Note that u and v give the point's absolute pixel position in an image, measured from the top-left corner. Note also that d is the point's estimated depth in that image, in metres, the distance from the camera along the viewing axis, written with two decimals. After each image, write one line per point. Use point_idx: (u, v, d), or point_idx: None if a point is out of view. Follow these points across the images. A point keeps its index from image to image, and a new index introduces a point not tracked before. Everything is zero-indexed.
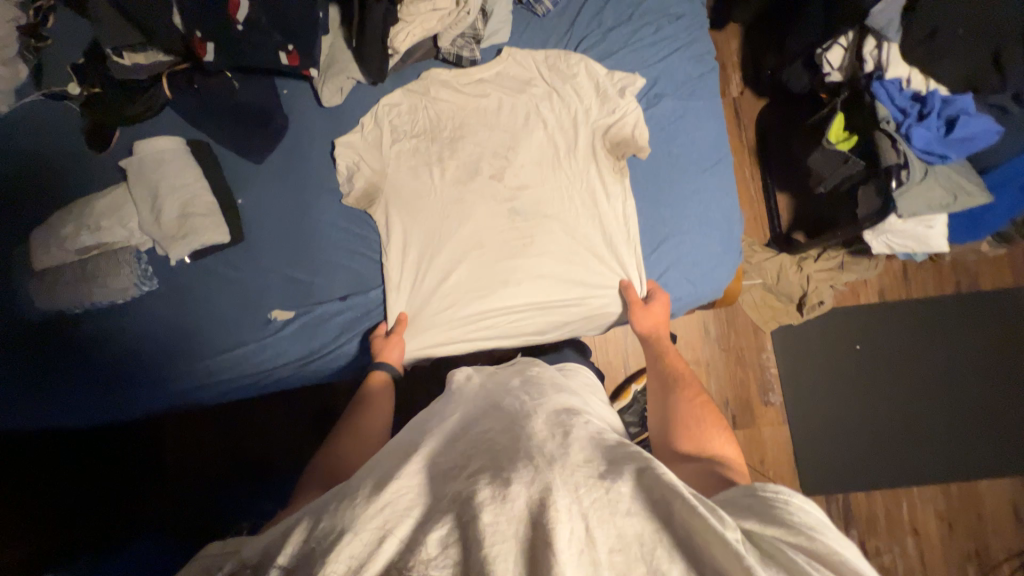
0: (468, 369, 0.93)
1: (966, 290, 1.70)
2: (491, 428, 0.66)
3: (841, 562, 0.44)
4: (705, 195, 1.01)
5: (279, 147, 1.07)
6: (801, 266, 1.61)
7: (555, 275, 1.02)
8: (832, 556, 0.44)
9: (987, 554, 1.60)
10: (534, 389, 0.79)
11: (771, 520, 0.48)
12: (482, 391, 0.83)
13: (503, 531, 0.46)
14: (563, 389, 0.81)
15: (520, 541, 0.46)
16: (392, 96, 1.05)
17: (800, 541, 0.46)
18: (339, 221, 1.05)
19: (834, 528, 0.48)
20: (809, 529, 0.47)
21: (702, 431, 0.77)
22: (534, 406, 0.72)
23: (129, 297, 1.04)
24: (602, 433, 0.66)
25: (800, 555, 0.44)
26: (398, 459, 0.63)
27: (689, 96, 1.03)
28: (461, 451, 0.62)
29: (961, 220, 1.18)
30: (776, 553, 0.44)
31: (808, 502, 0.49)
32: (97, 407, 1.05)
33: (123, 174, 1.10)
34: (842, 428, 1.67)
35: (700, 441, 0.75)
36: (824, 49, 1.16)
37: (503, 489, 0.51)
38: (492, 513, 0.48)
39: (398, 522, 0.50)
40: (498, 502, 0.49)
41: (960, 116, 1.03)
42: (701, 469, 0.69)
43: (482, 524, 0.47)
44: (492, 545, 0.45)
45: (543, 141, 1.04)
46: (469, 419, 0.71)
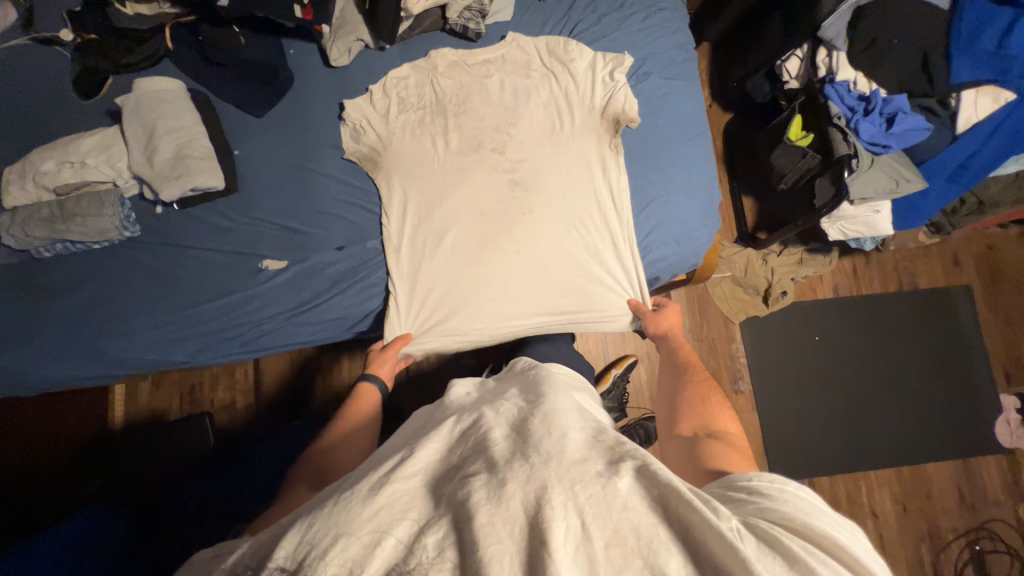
0: (468, 384, 0.89)
1: (906, 287, 1.88)
2: (489, 425, 0.64)
3: (830, 542, 0.47)
4: (687, 162, 1.10)
5: (282, 102, 1.09)
6: (766, 260, 1.74)
7: (554, 251, 1.07)
8: (824, 540, 0.47)
9: (938, 534, 1.69)
10: (530, 393, 0.76)
11: (765, 508, 0.50)
12: (474, 401, 0.79)
13: (499, 532, 0.46)
14: (556, 388, 0.78)
15: (517, 541, 0.46)
16: (400, 70, 1.10)
17: (792, 525, 0.48)
18: (338, 174, 1.07)
19: (826, 512, 0.51)
20: (802, 515, 0.49)
21: (707, 410, 0.82)
22: (539, 403, 0.69)
23: (108, 239, 0.99)
24: (600, 430, 0.64)
25: (795, 542, 0.46)
26: (397, 455, 0.62)
27: (673, 76, 1.14)
28: (457, 453, 0.60)
29: (904, 207, 1.32)
30: (771, 539, 0.46)
31: (800, 491, 0.52)
32: (70, 354, 0.99)
33: (109, 120, 1.07)
34: (805, 414, 1.76)
35: (704, 419, 0.80)
36: (783, 60, 1.34)
37: (499, 488, 0.50)
38: (487, 512, 0.47)
39: (393, 523, 0.50)
40: (494, 501, 0.48)
41: (898, 113, 1.19)
42: (699, 442, 0.73)
43: (477, 524, 0.46)
44: (487, 546, 0.44)
45: (542, 110, 1.11)
46: (461, 424, 0.67)
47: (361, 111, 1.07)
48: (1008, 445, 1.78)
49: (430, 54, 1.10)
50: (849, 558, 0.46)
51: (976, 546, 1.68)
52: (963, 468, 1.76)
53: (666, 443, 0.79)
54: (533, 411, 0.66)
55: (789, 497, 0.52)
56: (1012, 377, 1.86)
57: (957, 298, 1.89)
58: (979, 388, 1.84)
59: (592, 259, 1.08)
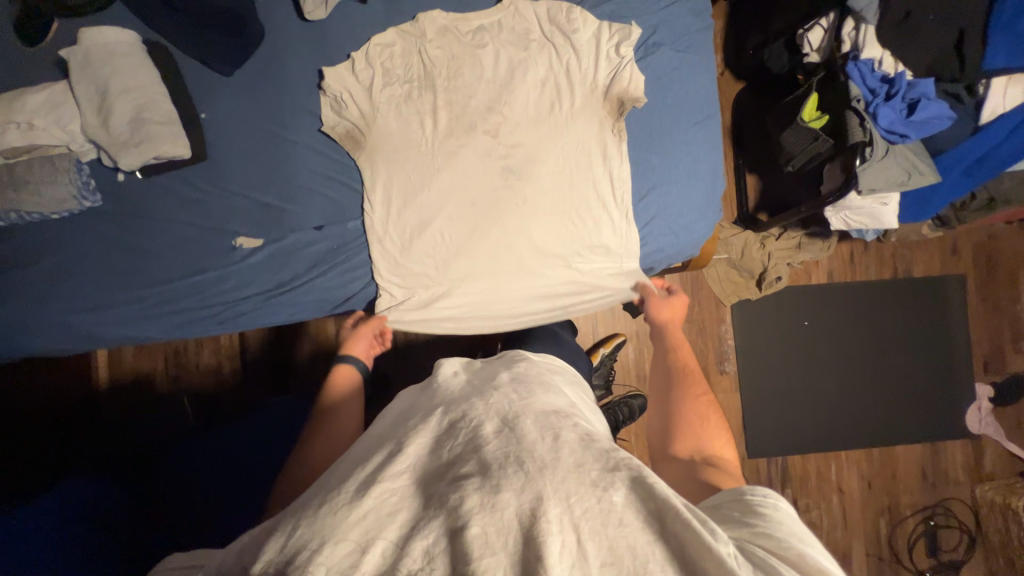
0: (455, 362, 0.83)
1: (901, 275, 1.87)
2: (480, 418, 0.60)
3: (821, 570, 0.46)
4: (693, 148, 1.03)
5: (252, 60, 0.98)
6: (764, 244, 1.68)
7: (548, 244, 1.01)
8: (817, 568, 0.47)
9: (897, 510, 1.79)
10: (522, 386, 0.69)
11: (760, 527, 0.51)
12: (460, 388, 0.73)
13: (492, 544, 0.45)
14: (552, 388, 0.72)
15: (510, 553, 0.45)
16: (385, 35, 0.98)
17: (786, 552, 0.48)
18: (316, 146, 0.98)
19: (815, 545, 0.51)
20: (797, 541, 0.50)
21: (703, 429, 0.77)
22: (525, 398, 0.64)
23: (66, 210, 0.92)
24: (592, 429, 0.61)
25: (788, 569, 0.46)
26: (381, 451, 0.58)
27: (685, 50, 1.04)
28: (446, 448, 0.57)
29: (912, 200, 1.28)
30: (764, 564, 0.46)
31: (792, 512, 0.54)
32: (35, 330, 0.95)
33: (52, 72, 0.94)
34: (787, 397, 1.80)
35: (699, 441, 0.75)
36: (806, 29, 1.23)
37: (493, 495, 0.48)
38: (480, 522, 0.46)
39: (382, 527, 0.48)
40: (488, 510, 0.47)
41: (920, 100, 1.12)
42: (696, 470, 0.68)
43: (470, 534, 0.45)
44: (480, 560, 0.44)
45: (540, 82, 1.01)
46: (449, 409, 0.63)
47: (342, 82, 0.96)
48: (976, 432, 1.85)
49: (418, 18, 0.98)
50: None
51: (930, 522, 1.78)
52: (930, 450, 1.83)
53: (660, 464, 0.74)
54: (526, 408, 0.62)
55: (781, 517, 0.53)
56: (991, 367, 1.89)
57: (949, 288, 1.89)
58: (957, 378, 1.88)
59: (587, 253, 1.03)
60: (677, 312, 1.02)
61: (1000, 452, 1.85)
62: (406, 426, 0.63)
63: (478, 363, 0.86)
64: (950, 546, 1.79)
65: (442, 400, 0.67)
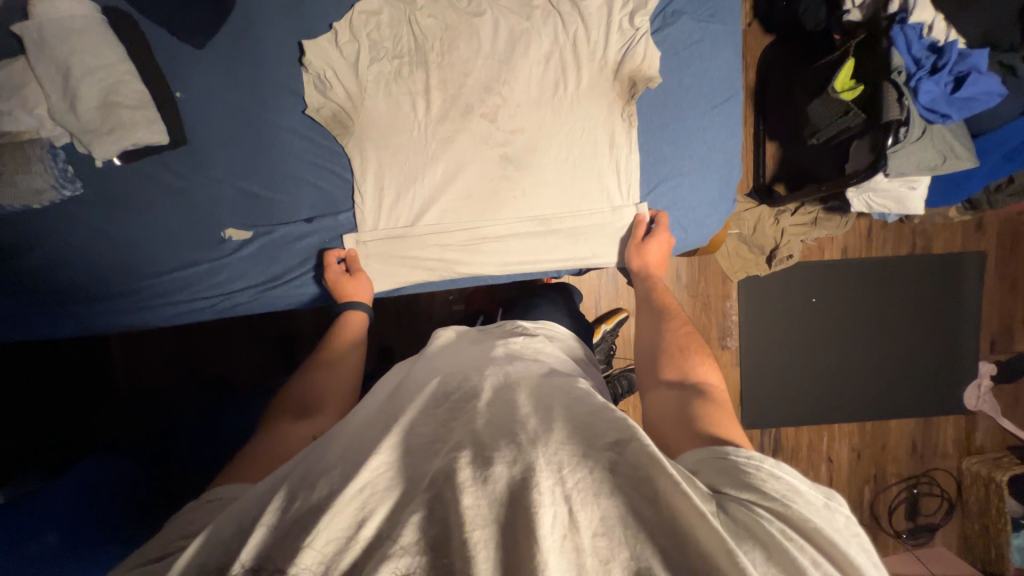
0: (452, 329, 0.91)
1: (918, 251, 1.80)
2: (475, 388, 0.62)
3: (809, 527, 0.44)
4: (710, 135, 0.99)
5: (226, 31, 0.88)
6: (777, 219, 1.58)
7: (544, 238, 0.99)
8: (806, 524, 0.44)
9: (882, 478, 1.85)
10: (516, 360, 0.73)
11: (745, 486, 0.48)
12: (457, 358, 0.75)
13: (484, 514, 0.43)
14: (545, 357, 0.76)
15: (500, 524, 0.43)
16: (370, 2, 0.90)
17: (773, 507, 0.46)
18: (300, 130, 0.93)
19: (805, 490, 0.48)
20: (783, 496, 0.46)
21: (686, 359, 0.76)
22: (515, 373, 0.67)
23: (46, 201, 0.87)
24: (587, 394, 0.61)
25: (774, 524, 0.44)
26: (378, 422, 0.57)
27: (708, 20, 0.96)
28: (438, 417, 0.57)
29: (942, 185, 1.20)
30: (755, 528, 0.44)
31: (779, 468, 0.49)
32: (31, 323, 0.94)
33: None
34: (786, 372, 1.81)
35: (687, 369, 0.74)
36: None
37: (486, 468, 0.47)
38: (472, 495, 0.44)
39: (376, 504, 0.45)
40: (479, 484, 0.45)
41: (970, 73, 1.00)
42: (687, 399, 0.66)
43: (462, 507, 0.43)
44: (472, 531, 0.42)
45: (541, 57, 0.95)
46: (450, 382, 0.64)
47: (325, 56, 0.90)
48: (971, 408, 1.86)
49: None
50: (827, 544, 0.43)
51: (914, 490, 1.85)
52: (923, 424, 1.87)
53: (650, 391, 0.72)
54: (521, 378, 0.65)
55: (765, 478, 0.48)
56: (998, 345, 1.87)
57: (968, 266, 1.82)
58: (961, 355, 1.86)
59: (587, 252, 1.01)
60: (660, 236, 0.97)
61: (992, 426, 1.88)
62: (402, 395, 0.64)
63: (475, 332, 0.89)
64: (929, 511, 1.87)
65: (439, 372, 0.68)
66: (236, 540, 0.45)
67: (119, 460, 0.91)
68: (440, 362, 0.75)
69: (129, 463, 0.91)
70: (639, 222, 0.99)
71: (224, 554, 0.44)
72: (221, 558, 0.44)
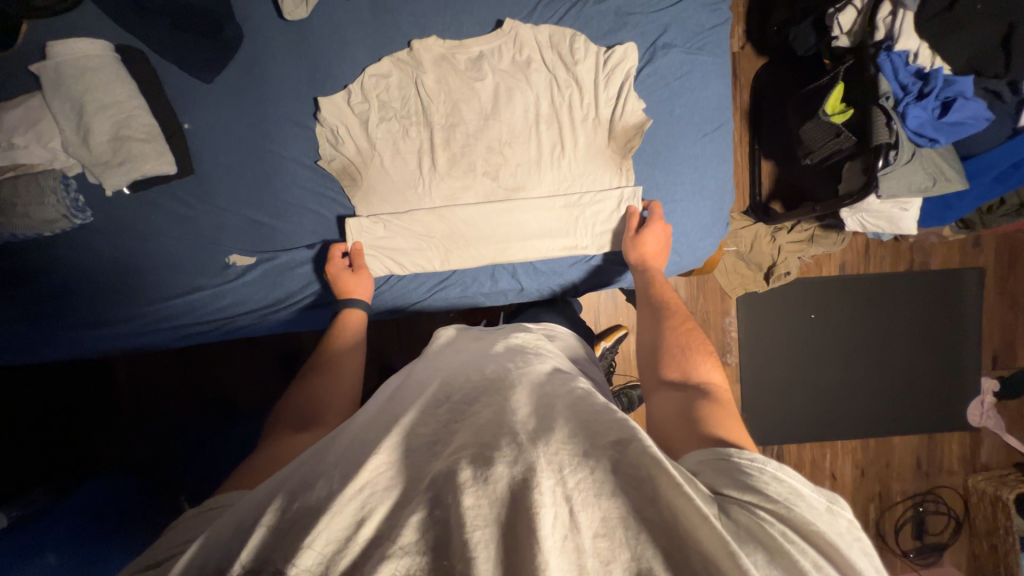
0: (452, 329, 0.91)
1: (916, 267, 1.81)
2: (473, 391, 0.62)
3: (811, 530, 0.43)
4: (701, 161, 1.02)
5: (234, 64, 0.92)
6: (774, 237, 1.57)
7: (545, 264, 1.05)
8: (807, 527, 0.43)
9: (887, 495, 1.83)
10: (518, 357, 0.73)
11: (746, 487, 0.47)
12: (459, 359, 0.75)
13: (485, 515, 0.43)
14: (545, 355, 0.76)
15: (499, 525, 0.43)
16: (380, 67, 0.94)
17: (774, 507, 0.45)
18: (303, 159, 0.97)
19: (807, 494, 0.47)
20: (785, 499, 0.46)
21: (688, 359, 0.75)
22: (518, 374, 0.66)
23: (57, 229, 0.89)
24: (588, 394, 0.61)
25: (774, 525, 0.43)
26: (379, 424, 0.56)
27: (698, 50, 0.99)
28: (440, 419, 0.57)
29: (933, 205, 1.22)
30: (755, 528, 0.43)
31: (781, 470, 0.48)
32: (43, 344, 0.96)
33: (12, 78, 0.87)
34: (788, 392, 1.80)
35: (689, 369, 0.73)
36: (838, 9, 1.12)
37: (487, 467, 0.46)
38: (473, 495, 0.44)
39: (376, 504, 0.45)
40: (480, 483, 0.45)
41: (956, 99, 1.03)
42: (691, 399, 0.66)
43: (463, 506, 0.43)
44: (472, 532, 0.41)
45: (536, 89, 0.98)
46: (451, 383, 0.64)
47: (338, 112, 0.94)
48: (976, 424, 1.84)
49: (413, 45, 0.93)
50: (830, 549, 0.42)
51: (919, 508, 1.82)
52: (926, 441, 1.85)
53: (653, 394, 0.71)
54: (522, 380, 0.64)
55: (768, 480, 0.47)
56: (1000, 361, 1.87)
57: (967, 281, 1.83)
58: (962, 371, 1.85)
59: (586, 266, 1.06)
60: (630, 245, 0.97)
61: (998, 443, 1.86)
62: (398, 397, 0.64)
63: (478, 331, 0.91)
64: (936, 529, 1.84)
65: (439, 375, 0.68)
66: (236, 540, 0.44)
67: (122, 479, 0.92)
68: (441, 363, 0.75)
69: (133, 480, 0.92)
70: (632, 214, 0.98)
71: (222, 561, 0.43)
72: (222, 561, 0.43)
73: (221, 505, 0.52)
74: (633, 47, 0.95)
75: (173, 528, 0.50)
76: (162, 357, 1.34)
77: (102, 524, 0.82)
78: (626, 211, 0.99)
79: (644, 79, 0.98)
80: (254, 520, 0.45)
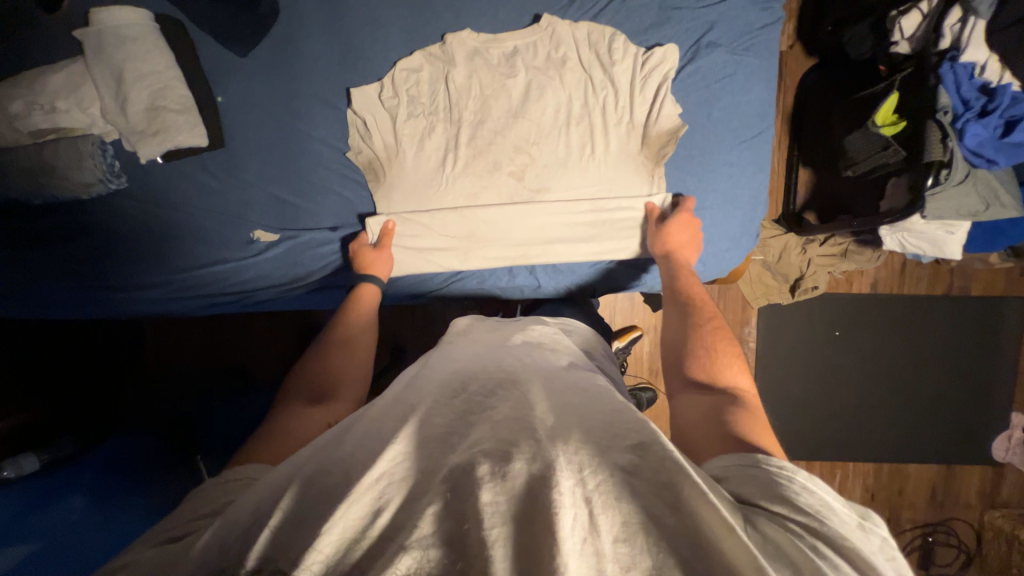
0: (469, 319, 0.90)
1: (954, 291, 1.73)
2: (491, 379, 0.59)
3: (845, 545, 0.41)
4: (736, 170, 0.98)
5: (268, 38, 0.92)
6: (805, 249, 1.51)
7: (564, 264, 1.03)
8: (843, 542, 0.41)
9: (896, 522, 1.78)
10: (537, 350, 0.71)
11: (775, 496, 0.45)
12: (477, 345, 0.74)
13: (502, 511, 0.42)
14: (563, 350, 0.75)
15: (516, 523, 0.41)
16: (412, 60, 0.93)
17: (807, 522, 0.42)
18: (331, 140, 0.97)
19: (839, 507, 0.44)
20: (817, 511, 0.43)
21: (714, 361, 0.74)
22: (535, 368, 0.64)
23: (92, 193, 0.92)
24: (605, 392, 0.60)
25: (803, 537, 0.41)
26: (394, 412, 0.55)
27: (744, 51, 0.94)
28: (455, 410, 0.54)
29: (983, 231, 1.15)
30: (782, 542, 0.40)
31: (813, 481, 0.46)
32: (77, 302, 1.00)
33: (57, 44, 0.89)
34: (804, 409, 1.76)
35: (715, 371, 0.71)
36: (901, 12, 1.04)
37: (504, 464, 0.45)
38: (491, 492, 0.43)
39: (393, 495, 0.44)
40: (498, 479, 0.44)
41: (1023, 118, 0.96)
42: (717, 403, 0.64)
43: (481, 503, 0.42)
44: (489, 528, 0.40)
45: (570, 84, 0.95)
46: (467, 369, 0.63)
47: (368, 101, 0.94)
48: (1000, 460, 1.76)
49: (448, 39, 0.92)
50: (867, 567, 0.39)
51: (929, 538, 1.77)
52: (945, 472, 1.79)
53: (677, 395, 0.70)
54: (539, 376, 0.62)
55: (798, 491, 0.45)
56: None
57: (1008, 311, 1.73)
58: (993, 404, 1.77)
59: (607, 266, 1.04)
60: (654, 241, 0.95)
61: (1021, 481, 1.79)
62: (410, 383, 0.63)
63: (496, 321, 0.90)
64: (944, 561, 1.79)
65: (451, 362, 0.67)
66: (251, 523, 0.44)
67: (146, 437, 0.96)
68: (458, 350, 0.73)
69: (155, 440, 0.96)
70: (651, 211, 0.96)
71: (239, 543, 0.43)
72: (241, 536, 0.43)
73: (235, 477, 0.54)
74: (674, 48, 0.92)
75: (188, 499, 0.51)
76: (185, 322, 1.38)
77: (124, 474, 0.86)
78: (646, 207, 0.96)
79: (683, 79, 0.94)
80: (273, 502, 0.45)
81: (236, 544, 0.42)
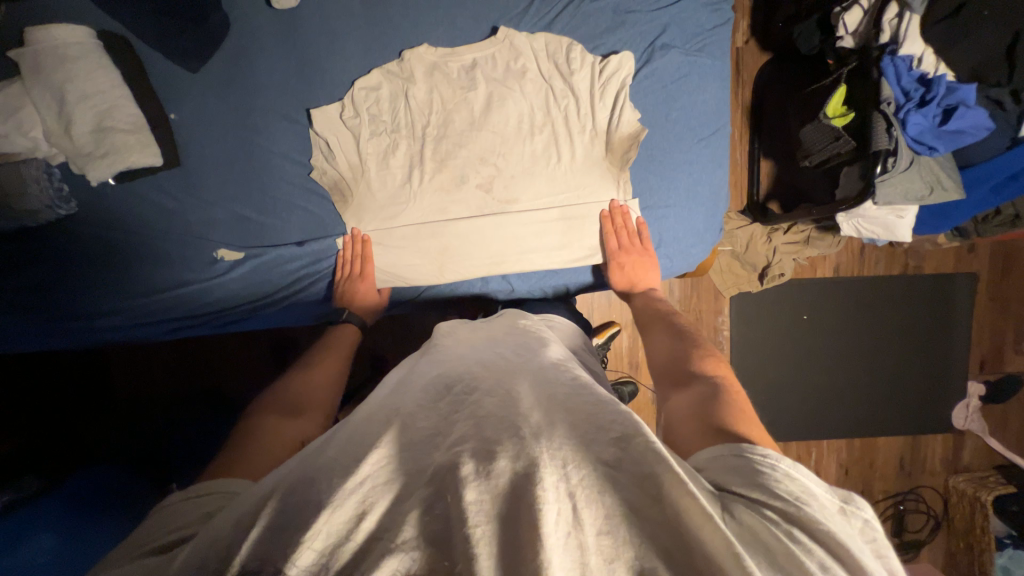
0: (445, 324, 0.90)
1: (909, 271, 1.82)
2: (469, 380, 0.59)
3: (820, 528, 0.41)
4: (696, 167, 1.00)
5: (221, 52, 0.89)
6: (770, 238, 1.55)
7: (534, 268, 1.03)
8: (820, 527, 0.42)
9: (869, 494, 1.87)
10: (518, 347, 0.71)
11: (756, 484, 0.46)
12: (455, 349, 0.74)
13: (486, 510, 0.42)
14: (549, 342, 0.75)
15: (501, 521, 0.42)
16: (370, 78, 0.93)
17: (789, 512, 0.43)
18: (294, 152, 0.95)
19: (819, 495, 0.46)
20: (796, 499, 0.44)
21: (690, 362, 0.76)
22: (519, 365, 0.63)
23: (42, 220, 0.88)
24: (590, 385, 0.59)
25: (778, 524, 0.42)
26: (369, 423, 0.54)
27: (697, 51, 0.97)
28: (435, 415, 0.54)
29: (931, 213, 1.22)
30: (758, 530, 0.42)
31: (795, 470, 0.47)
32: (27, 334, 0.95)
33: None
34: (778, 392, 1.82)
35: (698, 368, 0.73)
36: (844, 8, 1.09)
37: (489, 462, 0.45)
38: (475, 490, 0.43)
39: (377, 498, 0.44)
40: (483, 478, 0.43)
41: (958, 107, 1.01)
42: (704, 398, 0.65)
43: (465, 501, 0.42)
44: (474, 527, 0.40)
45: (531, 90, 0.96)
46: (446, 372, 0.62)
47: (329, 113, 0.93)
48: (960, 428, 1.87)
49: (405, 56, 0.92)
50: (844, 552, 0.40)
51: (900, 506, 1.86)
52: (911, 442, 1.88)
53: (666, 396, 0.71)
54: (519, 370, 0.62)
55: (780, 478, 0.46)
56: (987, 365, 1.89)
57: (959, 287, 1.83)
58: (952, 375, 1.87)
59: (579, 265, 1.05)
60: (638, 251, 1.00)
61: (979, 446, 1.90)
62: (387, 392, 0.63)
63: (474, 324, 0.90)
64: (915, 527, 1.88)
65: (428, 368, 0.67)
66: (232, 537, 0.43)
67: (115, 468, 0.93)
68: (435, 356, 0.73)
69: (125, 471, 0.92)
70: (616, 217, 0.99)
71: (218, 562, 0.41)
72: (218, 556, 0.42)
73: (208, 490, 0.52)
74: (629, 56, 0.94)
75: (157, 510, 0.50)
76: (149, 347, 1.33)
77: (94, 506, 0.83)
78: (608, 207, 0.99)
79: (641, 81, 0.96)
80: (252, 519, 0.44)
81: (215, 563, 0.41)
